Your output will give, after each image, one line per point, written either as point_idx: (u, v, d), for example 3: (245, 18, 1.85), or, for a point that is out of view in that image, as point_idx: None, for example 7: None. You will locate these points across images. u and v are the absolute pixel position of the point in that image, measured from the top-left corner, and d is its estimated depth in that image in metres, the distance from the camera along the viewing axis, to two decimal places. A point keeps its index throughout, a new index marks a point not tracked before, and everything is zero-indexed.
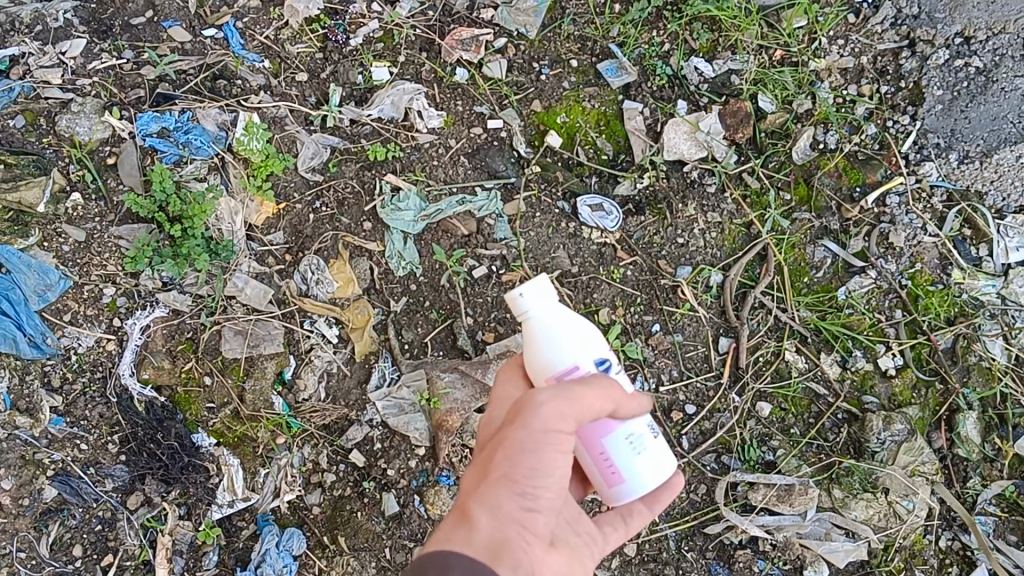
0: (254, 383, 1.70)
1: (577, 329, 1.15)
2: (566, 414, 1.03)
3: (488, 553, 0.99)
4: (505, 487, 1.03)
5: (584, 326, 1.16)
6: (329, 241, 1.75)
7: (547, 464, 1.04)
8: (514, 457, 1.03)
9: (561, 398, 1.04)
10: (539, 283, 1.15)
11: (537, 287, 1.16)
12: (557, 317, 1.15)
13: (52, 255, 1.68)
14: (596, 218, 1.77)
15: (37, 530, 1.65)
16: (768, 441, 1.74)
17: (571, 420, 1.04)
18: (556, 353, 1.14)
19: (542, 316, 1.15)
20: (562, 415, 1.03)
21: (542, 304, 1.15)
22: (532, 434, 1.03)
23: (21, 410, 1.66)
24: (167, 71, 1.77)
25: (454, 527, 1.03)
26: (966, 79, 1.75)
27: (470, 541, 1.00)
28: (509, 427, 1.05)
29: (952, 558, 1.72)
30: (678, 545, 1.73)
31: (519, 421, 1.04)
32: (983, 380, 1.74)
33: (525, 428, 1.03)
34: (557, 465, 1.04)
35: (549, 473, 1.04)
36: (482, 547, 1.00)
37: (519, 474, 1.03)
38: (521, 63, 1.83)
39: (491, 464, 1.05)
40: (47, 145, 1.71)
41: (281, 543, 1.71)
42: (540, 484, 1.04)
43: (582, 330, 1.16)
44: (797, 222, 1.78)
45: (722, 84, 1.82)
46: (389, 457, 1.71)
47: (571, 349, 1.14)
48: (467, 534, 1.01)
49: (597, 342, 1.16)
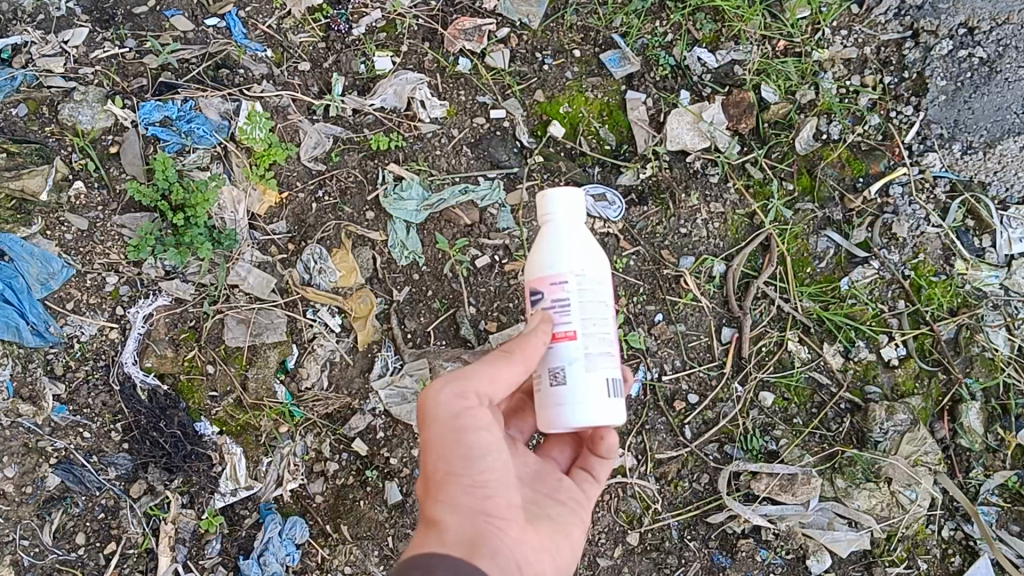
0: (257, 371, 1.70)
1: (587, 250, 1.21)
2: (462, 395, 1.14)
3: (463, 548, 1.09)
4: (449, 484, 1.13)
5: (589, 244, 1.22)
6: (332, 230, 1.75)
7: (473, 449, 1.13)
8: (443, 452, 1.14)
9: (452, 384, 1.15)
10: (562, 192, 1.23)
11: (566, 195, 1.23)
12: (571, 225, 1.22)
13: (54, 244, 1.69)
14: (598, 208, 1.76)
15: (40, 517, 1.65)
16: (771, 431, 1.74)
17: (472, 398, 1.15)
18: (556, 257, 1.20)
19: (560, 221, 1.22)
20: (461, 397, 1.14)
21: (568, 211, 1.23)
22: (449, 428, 1.13)
23: (24, 398, 1.66)
24: (169, 60, 1.76)
25: (423, 536, 1.13)
26: (970, 70, 1.75)
27: (444, 541, 1.10)
28: (427, 429, 1.16)
29: (954, 548, 1.71)
30: (681, 535, 1.73)
31: (429, 420, 1.15)
32: (986, 370, 1.73)
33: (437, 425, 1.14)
34: (487, 442, 1.14)
35: (483, 454, 1.14)
36: (456, 543, 1.10)
37: (457, 467, 1.13)
38: (524, 53, 1.82)
39: (431, 472, 1.16)
40: (49, 133, 1.71)
41: (283, 531, 1.70)
42: (479, 469, 1.14)
43: (586, 247, 1.21)
44: (800, 212, 1.78)
45: (724, 75, 1.82)
46: (392, 445, 1.72)
47: (564, 254, 1.20)
48: (438, 538, 1.11)
49: (592, 258, 1.21)
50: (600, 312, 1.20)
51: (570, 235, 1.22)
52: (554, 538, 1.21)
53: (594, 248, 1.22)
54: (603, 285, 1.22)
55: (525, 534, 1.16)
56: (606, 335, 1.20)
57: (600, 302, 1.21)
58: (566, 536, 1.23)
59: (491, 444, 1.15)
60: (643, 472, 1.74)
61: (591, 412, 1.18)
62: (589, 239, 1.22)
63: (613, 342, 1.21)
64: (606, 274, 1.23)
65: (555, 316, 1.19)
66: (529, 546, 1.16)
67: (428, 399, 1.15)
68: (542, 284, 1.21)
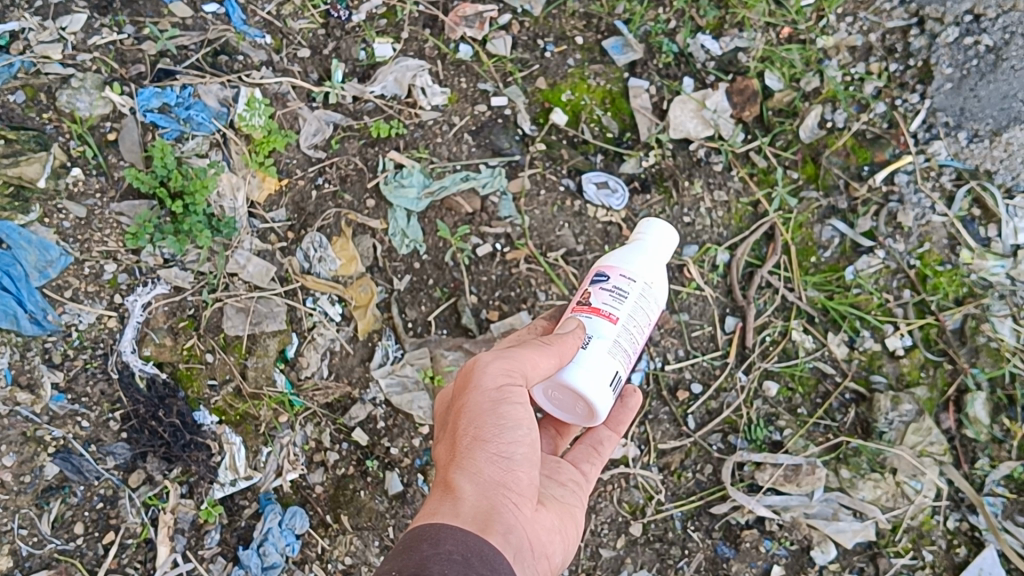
0: (256, 360, 1.70)
1: (660, 278, 1.29)
2: (506, 370, 1.14)
3: (473, 514, 1.05)
4: (477, 452, 1.11)
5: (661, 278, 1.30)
6: (331, 218, 1.73)
7: (505, 420, 1.12)
8: (474, 418, 1.12)
9: (500, 359, 1.15)
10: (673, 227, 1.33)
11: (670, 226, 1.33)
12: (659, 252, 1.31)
13: (52, 231, 1.65)
14: (601, 196, 1.74)
15: (38, 506, 1.62)
16: (776, 421, 1.73)
17: (517, 377, 1.14)
18: (639, 264, 1.27)
19: (653, 239, 1.31)
20: (505, 371, 1.13)
21: (664, 236, 1.32)
22: (488, 396, 1.12)
23: (22, 387, 1.63)
24: (168, 47, 1.75)
25: (436, 499, 1.08)
26: (976, 58, 1.73)
27: (458, 510, 1.05)
28: (462, 395, 1.15)
29: (960, 539, 1.67)
30: (683, 525, 1.71)
31: (471, 385, 1.14)
32: (991, 360, 1.69)
33: (476, 392, 1.13)
34: (521, 419, 1.13)
35: (516, 429, 1.13)
36: (470, 514, 1.05)
37: (486, 435, 1.11)
38: (525, 40, 1.81)
39: (457, 439, 1.13)
40: (47, 120, 1.68)
41: (282, 521, 1.70)
42: (506, 440, 1.12)
43: (660, 275, 1.29)
44: (804, 201, 1.76)
45: (728, 62, 1.80)
46: (392, 435, 1.69)
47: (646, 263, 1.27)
48: (455, 505, 1.06)
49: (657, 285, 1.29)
50: (643, 327, 1.26)
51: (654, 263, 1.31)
52: (556, 526, 1.20)
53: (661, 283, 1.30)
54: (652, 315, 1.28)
55: (534, 516, 1.15)
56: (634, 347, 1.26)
57: (646, 323, 1.27)
58: (563, 524, 1.23)
59: (523, 420, 1.13)
60: (647, 462, 1.73)
61: (586, 381, 1.20)
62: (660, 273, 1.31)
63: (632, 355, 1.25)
64: (652, 293, 1.27)
65: (605, 297, 1.25)
66: (537, 528, 1.14)
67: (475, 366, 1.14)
68: (614, 273, 1.27)
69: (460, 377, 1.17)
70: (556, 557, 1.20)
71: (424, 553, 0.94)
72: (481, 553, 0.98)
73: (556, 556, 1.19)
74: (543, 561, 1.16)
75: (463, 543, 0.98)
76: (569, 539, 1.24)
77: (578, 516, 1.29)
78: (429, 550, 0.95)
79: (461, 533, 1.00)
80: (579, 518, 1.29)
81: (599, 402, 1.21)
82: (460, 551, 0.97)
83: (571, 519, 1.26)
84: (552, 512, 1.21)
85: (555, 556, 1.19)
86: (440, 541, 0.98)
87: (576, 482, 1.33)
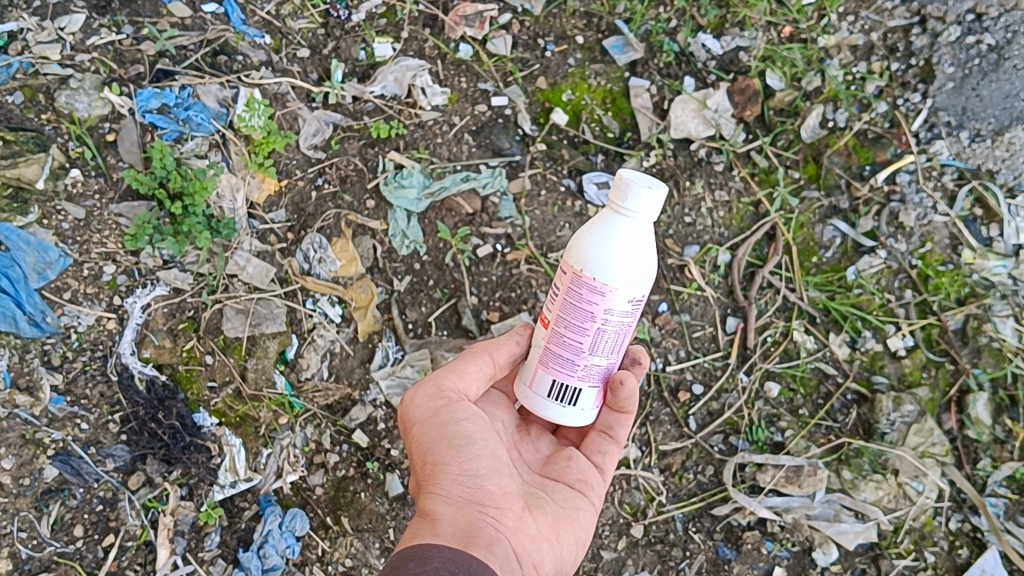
0: (256, 362, 1.69)
1: (622, 267, 1.09)
2: (433, 394, 1.21)
3: (454, 533, 1.07)
4: (439, 475, 1.14)
5: (636, 258, 1.10)
6: (331, 219, 1.73)
7: (457, 438, 1.16)
8: (425, 448, 1.18)
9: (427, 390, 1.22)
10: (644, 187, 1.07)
11: (640, 196, 1.08)
12: (637, 228, 1.10)
13: (51, 232, 1.65)
14: (602, 196, 1.73)
15: (38, 509, 1.62)
16: (777, 422, 1.73)
17: (447, 396, 1.21)
18: (584, 256, 1.11)
19: (621, 220, 1.10)
20: (432, 397, 1.21)
21: (631, 211, 1.09)
22: (431, 423, 1.18)
23: (21, 389, 1.63)
24: (167, 47, 1.73)
25: (416, 526, 1.11)
26: (978, 57, 1.71)
27: (437, 530, 1.07)
28: (412, 437, 1.21)
29: (962, 540, 1.67)
30: (685, 527, 1.72)
31: (414, 425, 1.21)
32: (993, 361, 1.68)
33: (419, 425, 1.19)
34: (472, 432, 1.17)
35: (470, 442, 1.16)
36: (448, 531, 1.07)
37: (444, 457, 1.15)
38: (526, 39, 1.79)
39: (422, 471, 1.17)
40: (45, 121, 1.67)
41: (283, 523, 1.70)
42: (466, 456, 1.15)
43: (625, 260, 1.09)
44: (806, 201, 1.75)
45: (729, 62, 1.79)
46: (393, 437, 1.68)
47: (588, 259, 1.11)
48: (432, 526, 1.08)
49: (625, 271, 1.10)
50: (589, 326, 1.14)
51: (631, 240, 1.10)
52: (552, 532, 1.20)
53: (637, 263, 1.10)
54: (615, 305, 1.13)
55: (521, 523, 1.15)
56: (581, 347, 1.16)
57: (593, 318, 1.13)
58: (563, 528, 1.22)
59: (476, 434, 1.17)
60: (647, 464, 1.72)
61: (550, 407, 1.21)
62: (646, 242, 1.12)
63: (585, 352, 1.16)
64: (599, 291, 1.11)
65: (551, 299, 1.19)
66: (526, 535, 1.15)
67: (410, 407, 1.22)
68: (568, 265, 1.15)
69: (404, 424, 1.24)
70: (554, 563, 1.19)
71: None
72: (466, 563, 1.00)
73: (552, 563, 1.18)
74: (542, 568, 1.16)
75: (448, 557, 1.00)
76: (573, 540, 1.24)
77: (586, 515, 1.28)
78: (415, 567, 0.97)
79: (446, 550, 1.01)
80: (586, 517, 1.28)
81: (573, 420, 1.22)
82: (449, 568, 0.98)
83: (568, 522, 1.24)
84: (546, 518, 1.21)
85: (551, 562, 1.18)
86: (428, 559, 0.99)
87: (586, 477, 1.32)
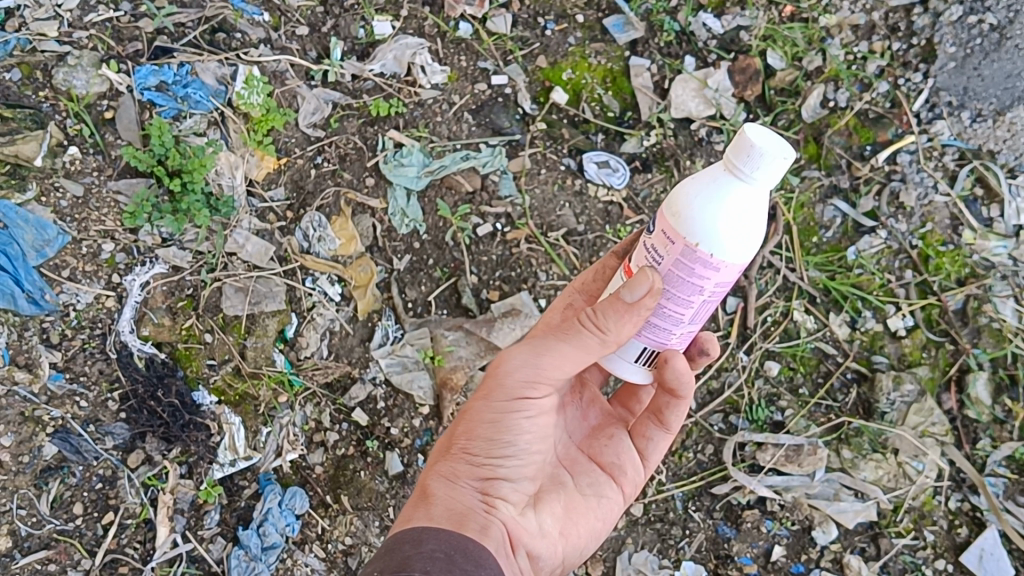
0: (255, 340, 1.68)
1: (747, 237, 0.97)
2: (530, 380, 1.09)
3: (451, 520, 1.05)
4: (461, 459, 1.11)
5: (702, 210, 0.97)
6: (330, 197, 1.72)
7: (508, 432, 1.10)
8: (472, 423, 1.11)
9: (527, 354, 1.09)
10: (752, 145, 0.93)
11: (774, 161, 0.94)
12: (747, 198, 0.96)
13: (49, 210, 1.63)
14: (602, 175, 1.75)
15: (37, 487, 1.60)
16: (776, 401, 1.73)
17: (534, 386, 1.09)
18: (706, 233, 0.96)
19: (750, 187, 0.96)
20: (529, 376, 1.09)
21: (767, 172, 0.95)
22: (498, 397, 1.10)
23: (20, 366, 1.60)
24: (165, 24, 1.73)
25: (413, 501, 1.10)
26: (980, 36, 1.69)
27: (431, 514, 1.06)
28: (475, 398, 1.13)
29: (962, 519, 1.66)
30: (684, 506, 1.71)
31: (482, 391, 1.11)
32: (993, 341, 1.68)
33: (486, 399, 1.10)
34: (526, 430, 1.11)
35: (519, 438, 1.11)
36: (443, 516, 1.06)
37: (478, 445, 1.11)
38: (526, 18, 1.80)
39: (455, 436, 1.13)
40: (43, 98, 1.65)
41: (282, 502, 1.68)
42: (505, 449, 1.11)
43: (751, 230, 0.97)
44: (807, 180, 1.75)
45: (730, 41, 1.79)
46: (392, 415, 1.68)
47: (733, 239, 0.96)
48: (426, 510, 1.07)
49: (691, 201, 0.98)
50: (693, 298, 1.03)
51: (726, 205, 0.96)
52: (558, 527, 1.18)
53: (696, 210, 0.97)
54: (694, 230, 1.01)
55: (524, 519, 1.13)
56: (679, 317, 1.06)
57: (659, 230, 1.02)
58: (575, 518, 1.20)
59: (529, 429, 1.12)
60: None
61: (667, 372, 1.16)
62: (751, 230, 0.97)
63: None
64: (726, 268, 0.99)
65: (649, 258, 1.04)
66: (527, 529, 1.13)
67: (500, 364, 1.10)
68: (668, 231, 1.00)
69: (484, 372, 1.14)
70: (554, 559, 1.18)
71: (405, 552, 0.95)
72: (464, 547, 1.00)
73: (551, 559, 1.17)
74: (538, 565, 1.15)
75: (443, 540, 1.00)
76: (585, 530, 1.22)
77: (609, 504, 1.25)
78: (410, 548, 0.96)
79: (440, 533, 1.01)
80: (611, 504, 1.25)
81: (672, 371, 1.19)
82: (445, 550, 0.98)
83: (587, 510, 1.22)
84: (556, 509, 1.19)
85: (549, 559, 1.17)
86: (423, 540, 0.98)
87: (622, 461, 1.28)
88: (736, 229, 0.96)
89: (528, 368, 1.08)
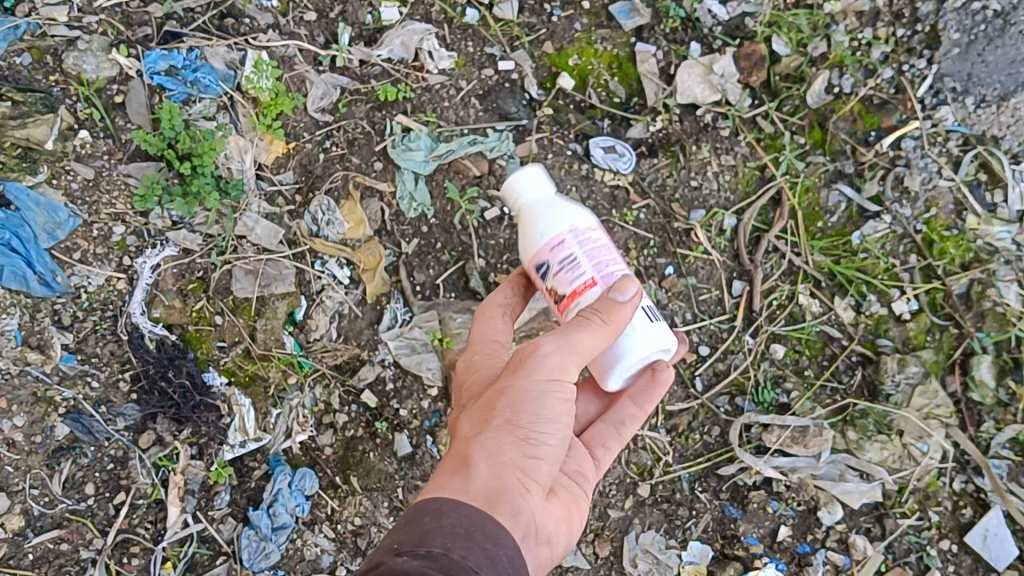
0: (266, 322, 1.69)
1: (569, 211, 1.27)
2: (563, 370, 1.14)
3: (486, 498, 1.03)
4: (506, 433, 1.10)
5: (546, 233, 1.26)
6: (339, 180, 1.74)
7: (546, 413, 1.12)
8: (517, 403, 1.12)
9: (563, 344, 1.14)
10: (529, 195, 1.30)
11: (530, 176, 1.31)
12: (546, 205, 1.28)
13: (60, 192, 1.63)
14: (608, 160, 1.76)
15: (50, 467, 1.60)
16: (783, 383, 1.74)
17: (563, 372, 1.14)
18: (551, 232, 1.26)
19: (535, 196, 1.30)
20: (562, 362, 1.14)
21: (533, 185, 1.31)
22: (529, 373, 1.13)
23: (32, 347, 1.60)
24: (174, 9, 1.73)
25: (450, 474, 1.07)
26: (983, 23, 1.72)
27: (469, 485, 1.04)
28: (510, 378, 1.14)
29: (966, 500, 1.68)
30: (691, 486, 1.73)
31: (522, 371, 1.13)
32: (997, 325, 1.70)
33: (529, 376, 1.13)
34: (558, 413, 1.14)
35: (553, 422, 1.13)
36: (481, 490, 1.04)
37: (522, 420, 1.11)
38: (532, 4, 1.80)
39: (493, 413, 1.12)
40: (54, 83, 1.65)
41: (292, 482, 1.69)
42: (541, 429, 1.12)
43: (566, 209, 1.27)
44: (811, 165, 1.76)
45: (735, 27, 1.80)
46: (401, 397, 1.71)
47: (567, 218, 1.26)
48: (466, 480, 1.05)
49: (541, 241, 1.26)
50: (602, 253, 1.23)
51: (550, 220, 1.26)
52: (567, 518, 1.20)
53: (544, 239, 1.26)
54: (546, 233, 1.26)
55: (547, 505, 1.14)
56: (615, 264, 1.24)
57: (549, 253, 1.25)
58: (575, 514, 1.22)
59: (560, 415, 1.14)
60: (654, 424, 1.73)
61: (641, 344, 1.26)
62: (565, 208, 1.27)
63: (581, 258, 1.23)
64: (575, 226, 1.25)
65: (566, 277, 1.24)
66: (548, 514, 1.14)
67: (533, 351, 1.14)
68: (542, 260, 1.27)
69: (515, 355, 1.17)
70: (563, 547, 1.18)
71: (425, 526, 0.95)
72: (486, 526, 0.98)
73: (562, 548, 1.18)
74: (553, 551, 1.16)
75: (467, 517, 0.99)
76: (579, 523, 1.24)
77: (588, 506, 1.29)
78: (429, 522, 0.96)
79: (464, 507, 1.00)
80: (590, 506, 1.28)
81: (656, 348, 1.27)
82: (463, 526, 0.97)
83: (580, 507, 1.25)
84: (563, 505, 1.20)
85: (560, 548, 1.17)
86: (443, 514, 0.98)
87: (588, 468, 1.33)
88: (562, 216, 1.26)
89: (559, 351, 1.14)
